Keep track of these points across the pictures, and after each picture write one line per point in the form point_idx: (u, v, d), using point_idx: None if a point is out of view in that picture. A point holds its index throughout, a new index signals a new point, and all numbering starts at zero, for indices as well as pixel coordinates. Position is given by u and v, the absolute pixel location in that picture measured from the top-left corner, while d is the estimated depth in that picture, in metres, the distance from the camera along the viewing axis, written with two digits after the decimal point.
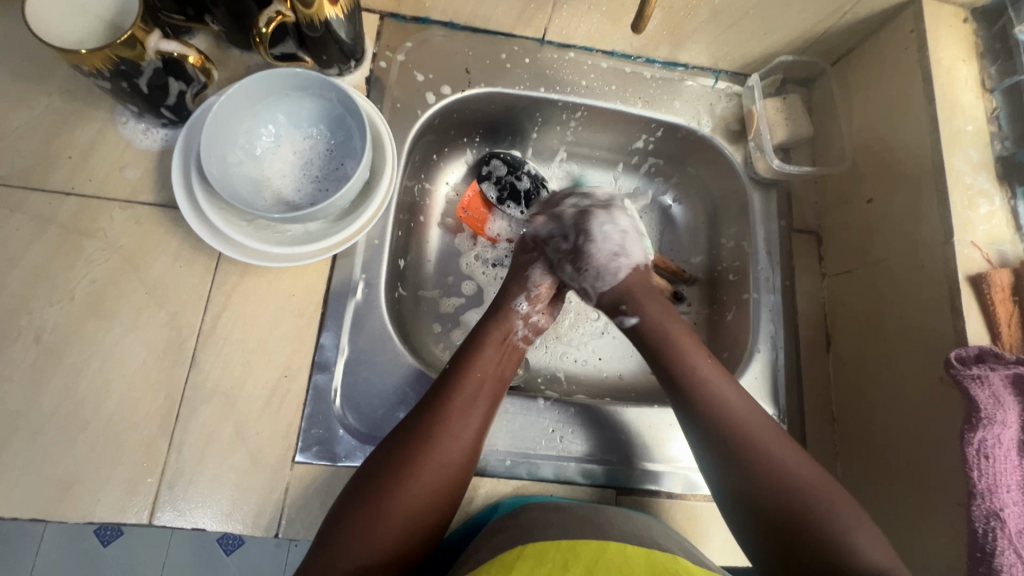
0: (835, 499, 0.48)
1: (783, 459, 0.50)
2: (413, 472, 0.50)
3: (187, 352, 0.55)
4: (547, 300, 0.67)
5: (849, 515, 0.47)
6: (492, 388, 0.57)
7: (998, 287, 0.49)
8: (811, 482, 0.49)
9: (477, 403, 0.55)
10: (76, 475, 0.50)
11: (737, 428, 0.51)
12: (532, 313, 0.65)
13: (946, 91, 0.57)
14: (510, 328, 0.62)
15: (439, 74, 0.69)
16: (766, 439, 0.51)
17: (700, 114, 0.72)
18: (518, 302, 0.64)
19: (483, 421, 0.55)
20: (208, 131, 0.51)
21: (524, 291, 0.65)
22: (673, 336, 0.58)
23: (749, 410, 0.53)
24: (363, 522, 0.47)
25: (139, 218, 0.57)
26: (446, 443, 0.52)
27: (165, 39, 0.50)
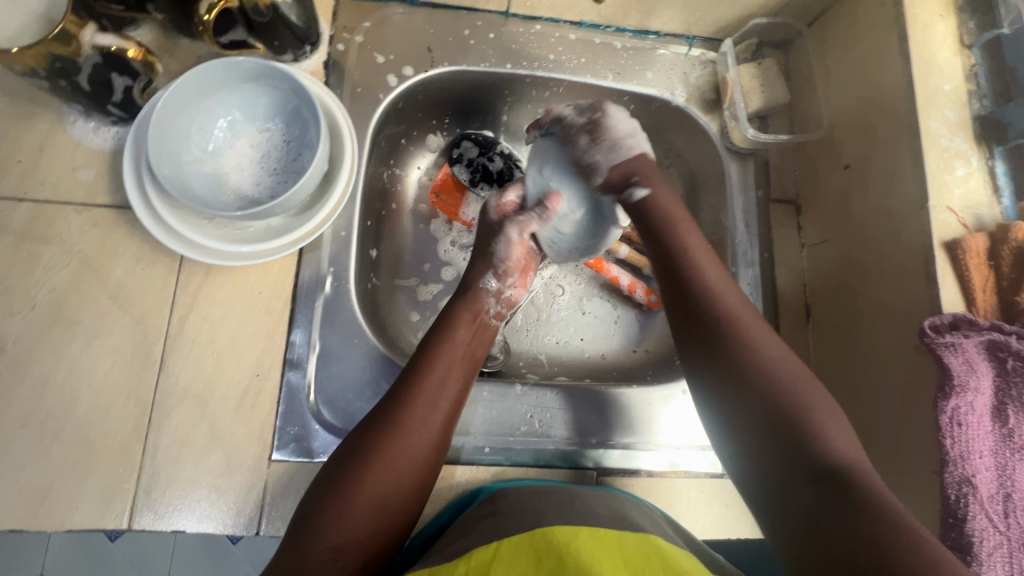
0: (831, 427, 0.46)
1: (782, 368, 0.48)
2: (383, 456, 0.49)
3: (156, 356, 0.54)
4: (518, 270, 0.63)
5: (836, 434, 0.45)
6: (461, 369, 0.56)
7: (972, 252, 0.48)
8: (809, 400, 0.47)
9: (447, 385, 0.54)
10: (51, 483, 0.50)
11: (759, 360, 0.49)
12: (504, 289, 0.63)
13: (921, 48, 0.54)
14: (481, 306, 0.61)
15: (400, 55, 0.66)
16: (767, 354, 0.49)
17: (673, 84, 0.70)
18: (485, 280, 0.62)
19: (454, 403, 0.54)
20: (157, 127, 0.50)
21: (491, 266, 0.62)
22: (697, 257, 0.56)
23: (770, 343, 0.50)
24: (333, 506, 0.46)
25: (96, 221, 0.56)
26: (415, 427, 0.51)
27: (101, 32, 0.48)
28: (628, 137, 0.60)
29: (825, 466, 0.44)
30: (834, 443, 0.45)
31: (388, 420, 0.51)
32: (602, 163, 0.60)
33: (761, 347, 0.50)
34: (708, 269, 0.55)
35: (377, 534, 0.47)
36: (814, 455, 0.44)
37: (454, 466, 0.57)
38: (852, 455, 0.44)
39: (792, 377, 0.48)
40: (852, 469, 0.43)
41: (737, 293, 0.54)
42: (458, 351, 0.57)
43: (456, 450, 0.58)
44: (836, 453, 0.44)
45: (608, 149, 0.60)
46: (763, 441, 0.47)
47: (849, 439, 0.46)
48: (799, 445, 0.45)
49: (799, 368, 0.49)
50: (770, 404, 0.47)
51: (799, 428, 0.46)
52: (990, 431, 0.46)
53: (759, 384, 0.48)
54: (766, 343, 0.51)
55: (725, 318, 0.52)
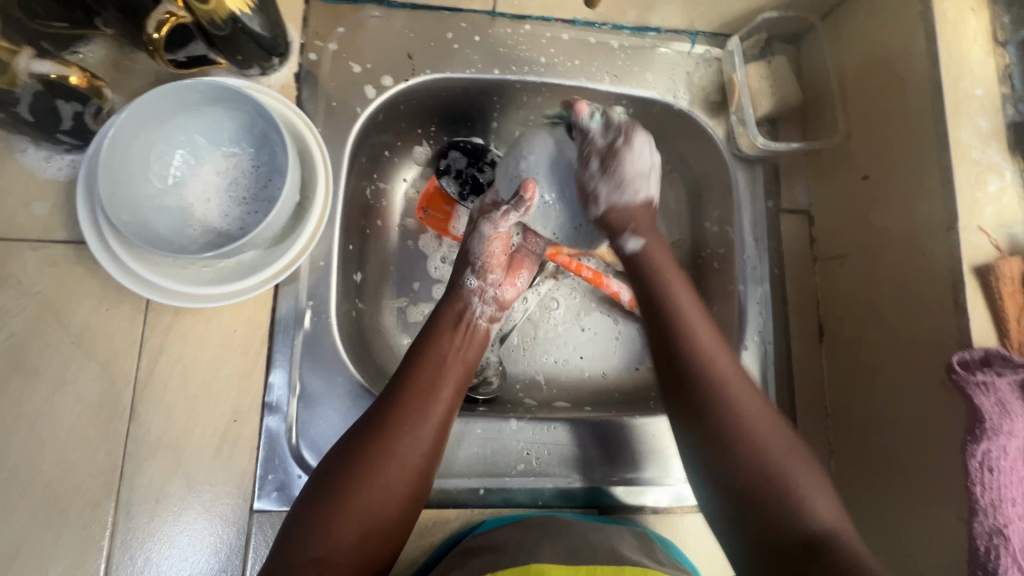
0: (812, 496, 0.45)
1: (767, 443, 0.47)
2: (369, 467, 0.45)
3: (125, 404, 0.50)
4: (500, 267, 0.62)
5: (820, 502, 0.45)
6: (450, 371, 0.53)
7: (1007, 279, 0.44)
8: (792, 475, 0.45)
9: (437, 389, 0.51)
10: (19, 545, 0.47)
11: (747, 433, 0.47)
12: (487, 287, 0.61)
13: (951, 48, 0.49)
14: (464, 305, 0.59)
15: (378, 63, 0.61)
16: (759, 438, 0.47)
17: (676, 85, 0.65)
18: (466, 280, 0.60)
19: (444, 408, 0.50)
20: (109, 162, 0.45)
21: (469, 265, 0.61)
22: (676, 296, 0.54)
23: (741, 390, 0.49)
24: (317, 520, 0.43)
25: (54, 259, 0.51)
26: (403, 435, 0.47)
27: (37, 57, 0.44)
28: (641, 178, 0.60)
29: (812, 535, 0.43)
30: (819, 511, 0.44)
31: (372, 430, 0.47)
32: (605, 195, 0.60)
33: (739, 398, 0.49)
34: (695, 324, 0.52)
35: (365, 549, 0.44)
36: (797, 526, 0.44)
37: (445, 509, 0.54)
38: (776, 454, 0.46)
39: (779, 453, 0.46)
40: (837, 540, 0.42)
41: (705, 320, 0.53)
42: (447, 355, 0.54)
43: (448, 494, 0.54)
44: (822, 522, 0.44)
45: (614, 187, 0.60)
46: (723, 485, 0.47)
47: (833, 505, 0.45)
48: (785, 519, 0.44)
49: (769, 414, 0.49)
50: (750, 479, 0.46)
51: (779, 502, 0.45)
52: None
53: (746, 463, 0.46)
54: (739, 390, 0.49)
55: (703, 369, 0.50)
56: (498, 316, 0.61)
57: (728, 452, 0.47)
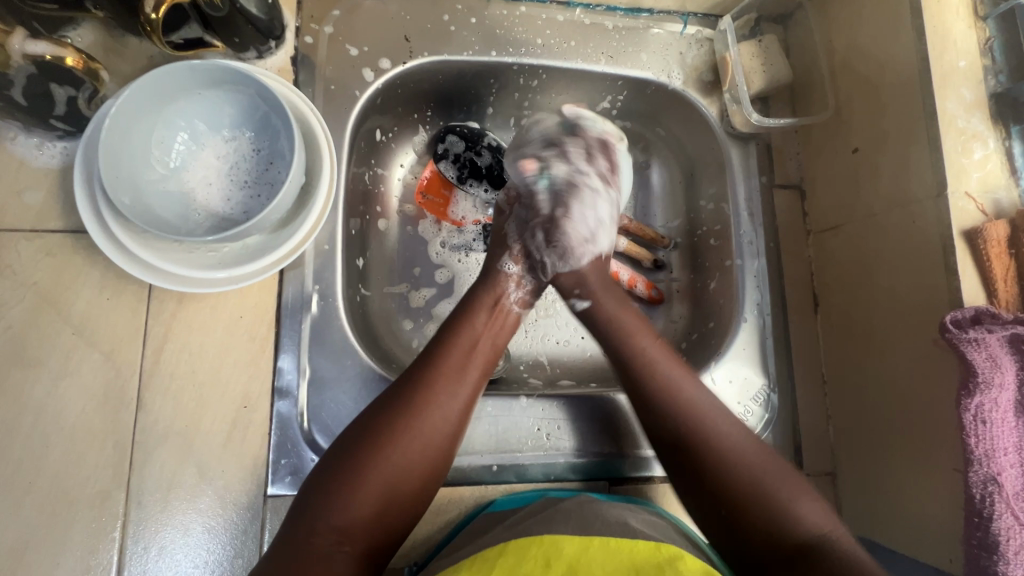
0: (798, 500, 0.45)
1: (748, 459, 0.47)
2: (397, 440, 0.46)
3: (131, 394, 0.49)
4: (537, 255, 0.61)
5: (806, 505, 0.45)
6: (480, 352, 0.53)
7: (994, 241, 0.46)
8: (773, 478, 0.46)
9: (468, 369, 0.51)
10: (28, 539, 0.46)
11: (714, 450, 0.47)
12: (524, 274, 0.60)
13: (936, 21, 0.51)
14: (502, 291, 0.58)
15: (375, 46, 0.60)
16: (731, 444, 0.48)
17: (669, 65, 0.66)
18: (503, 264, 0.59)
19: (473, 389, 0.51)
20: (109, 145, 0.44)
21: (508, 250, 0.60)
22: (638, 347, 0.53)
23: (727, 426, 0.49)
24: (340, 489, 0.44)
25: (50, 248, 0.50)
26: (433, 410, 0.48)
27: (31, 38, 0.42)
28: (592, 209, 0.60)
29: (802, 541, 0.43)
30: (803, 514, 0.44)
31: (403, 403, 0.47)
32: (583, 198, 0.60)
33: (715, 424, 0.49)
34: (669, 372, 0.51)
35: (384, 518, 0.45)
36: (788, 533, 0.43)
37: (459, 485, 0.55)
38: (761, 468, 0.47)
39: (756, 463, 0.47)
40: (830, 544, 0.42)
41: (668, 353, 0.53)
42: (478, 338, 0.54)
43: (462, 472, 0.55)
44: (810, 525, 0.44)
45: (608, 172, 0.63)
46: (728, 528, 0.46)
47: (823, 512, 0.45)
48: (766, 523, 0.44)
49: (757, 444, 0.48)
50: (727, 486, 0.46)
51: (768, 513, 0.44)
52: (1013, 426, 0.45)
53: (730, 486, 0.46)
54: (714, 414, 0.49)
55: (673, 403, 0.50)
56: (530, 301, 0.60)
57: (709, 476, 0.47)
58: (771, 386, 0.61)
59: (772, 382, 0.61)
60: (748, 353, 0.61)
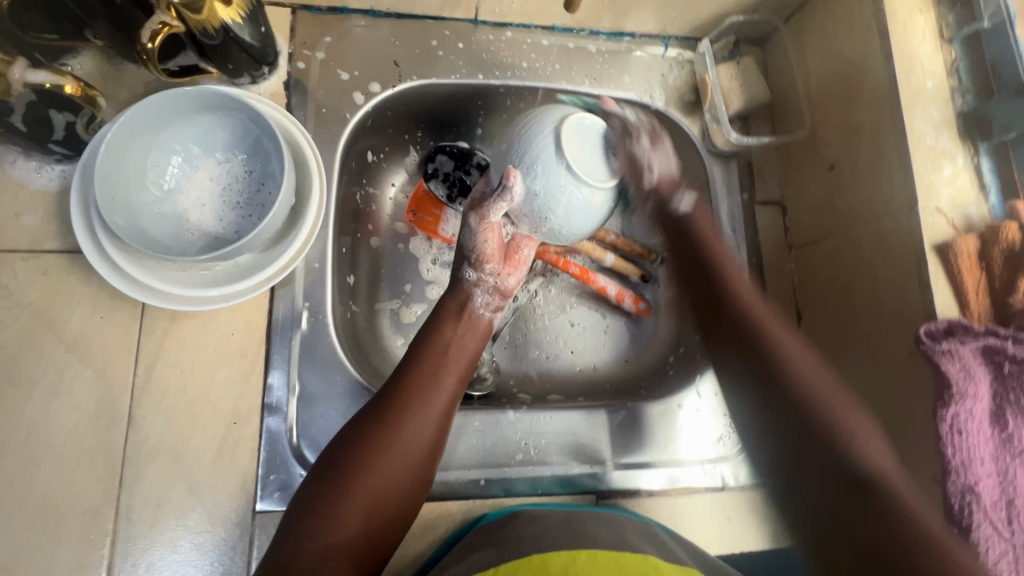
0: (864, 440, 0.45)
1: (828, 400, 0.46)
2: (376, 452, 0.47)
3: (122, 411, 0.50)
4: (500, 258, 0.58)
5: (871, 445, 0.44)
6: (454, 360, 0.54)
7: (964, 254, 0.48)
8: (841, 411, 0.46)
9: (442, 376, 0.52)
10: (17, 557, 0.46)
11: (790, 369, 0.48)
12: (486, 277, 0.58)
13: (903, 44, 0.53)
14: (467, 297, 0.58)
15: (365, 70, 0.62)
16: (797, 369, 0.48)
17: (652, 87, 0.68)
18: (464, 272, 0.59)
19: (448, 396, 0.52)
20: (104, 171, 0.46)
21: (466, 257, 0.58)
22: (709, 239, 0.57)
23: (792, 346, 0.49)
24: (325, 507, 0.44)
25: (46, 268, 0.51)
26: (410, 420, 0.49)
27: (31, 67, 0.44)
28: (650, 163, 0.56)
29: (862, 475, 0.43)
30: (866, 451, 0.44)
31: (381, 417, 0.48)
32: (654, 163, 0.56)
33: (786, 350, 0.49)
34: (755, 303, 0.53)
35: (371, 534, 0.45)
36: (844, 471, 0.43)
37: (447, 500, 0.55)
38: (828, 398, 0.46)
39: (826, 392, 0.47)
40: (883, 487, 0.42)
41: (755, 288, 0.55)
42: (451, 346, 0.55)
43: (448, 487, 0.55)
44: (873, 462, 0.44)
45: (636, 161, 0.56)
46: (798, 425, 0.46)
47: (884, 451, 0.45)
48: (831, 456, 0.44)
49: (826, 375, 0.48)
50: (808, 422, 0.46)
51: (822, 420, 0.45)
52: (988, 436, 0.45)
53: (809, 403, 0.46)
54: (800, 355, 0.49)
55: (780, 361, 0.49)
56: (501, 305, 0.60)
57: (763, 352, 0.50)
58: None
59: None
60: None
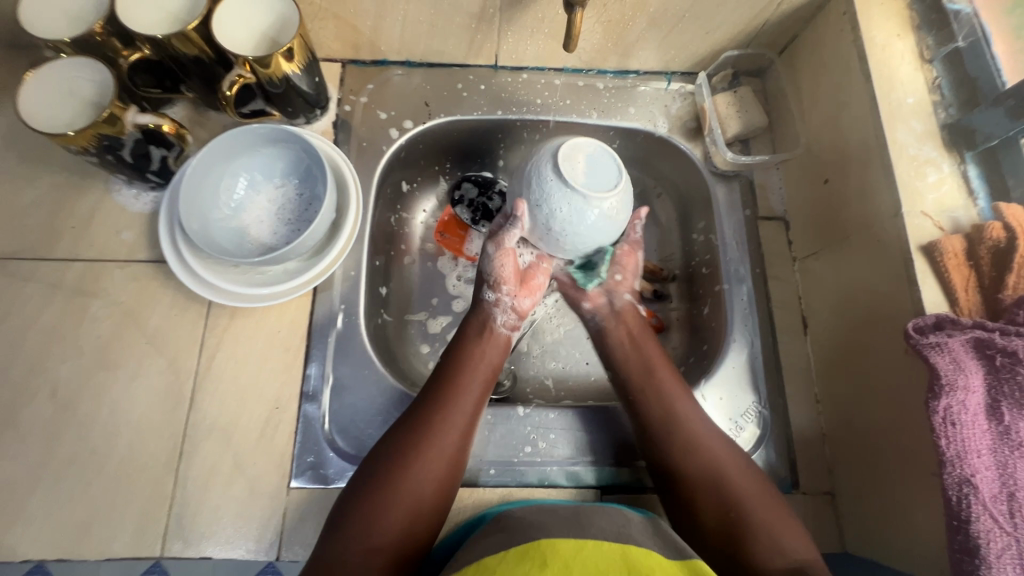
0: (780, 530, 0.51)
1: (739, 487, 0.53)
2: (417, 457, 0.52)
3: (186, 394, 0.59)
4: (515, 280, 0.63)
5: (790, 536, 0.50)
6: (478, 370, 0.59)
7: (951, 253, 0.50)
8: (761, 505, 0.52)
9: (471, 385, 0.57)
10: (94, 514, 0.55)
11: (730, 488, 0.53)
12: (502, 298, 0.63)
13: (881, 66, 0.58)
14: (487, 315, 0.63)
15: (400, 111, 0.73)
16: (721, 459, 0.55)
17: (655, 116, 0.75)
18: (484, 293, 0.64)
19: (476, 403, 0.57)
20: (188, 190, 0.57)
21: (485, 280, 0.64)
22: (660, 380, 0.60)
23: (740, 473, 0.54)
24: (368, 511, 0.49)
25: (137, 274, 0.62)
26: (443, 426, 0.54)
27: (141, 112, 0.56)
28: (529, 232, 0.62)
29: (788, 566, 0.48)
30: (789, 545, 0.49)
31: (414, 427, 0.53)
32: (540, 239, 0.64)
33: (715, 450, 0.55)
34: (687, 417, 0.57)
35: (410, 535, 0.50)
36: (781, 556, 0.49)
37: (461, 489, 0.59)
38: (727, 468, 0.54)
39: (742, 484, 0.53)
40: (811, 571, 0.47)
41: (675, 379, 0.60)
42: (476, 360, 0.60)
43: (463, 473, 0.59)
44: (793, 552, 0.49)
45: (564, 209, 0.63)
46: (701, 494, 0.54)
47: (803, 539, 0.50)
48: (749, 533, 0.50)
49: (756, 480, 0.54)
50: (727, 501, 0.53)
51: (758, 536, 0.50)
52: (985, 429, 0.46)
53: (717, 477, 0.54)
54: (718, 448, 0.55)
55: (700, 463, 0.55)
56: (518, 325, 0.64)
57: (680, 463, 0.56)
58: (762, 404, 0.63)
59: (762, 400, 0.63)
60: (738, 372, 0.64)
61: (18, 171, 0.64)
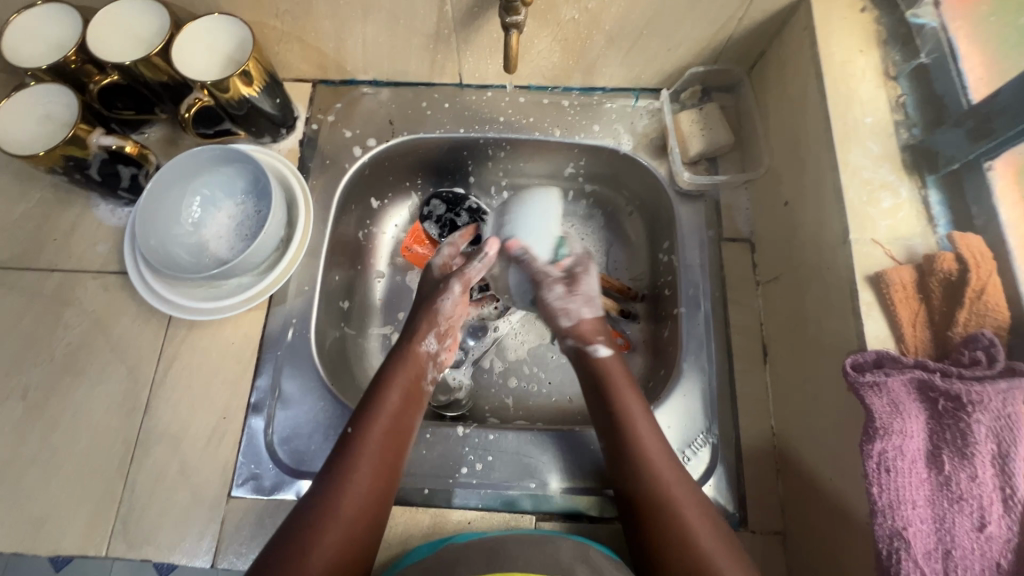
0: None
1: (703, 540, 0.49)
2: (331, 502, 0.51)
3: (142, 401, 0.62)
4: (451, 335, 0.69)
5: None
6: (397, 424, 0.57)
7: (898, 285, 0.46)
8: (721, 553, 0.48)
9: (388, 441, 0.56)
10: (50, 512, 0.58)
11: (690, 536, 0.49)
12: (440, 351, 0.67)
13: (839, 84, 0.55)
14: (416, 370, 0.63)
15: (365, 129, 0.74)
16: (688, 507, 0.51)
17: (620, 134, 0.73)
18: (426, 341, 0.66)
19: (392, 459, 0.55)
20: (145, 210, 0.60)
21: (433, 326, 0.67)
22: (629, 421, 0.56)
23: (699, 521, 0.50)
24: (292, 554, 0.48)
25: (107, 285, 0.66)
26: (353, 485, 0.52)
27: (105, 134, 0.60)
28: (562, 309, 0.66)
29: None
30: None
31: (338, 468, 0.53)
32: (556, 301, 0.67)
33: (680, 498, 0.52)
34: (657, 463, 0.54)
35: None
36: None
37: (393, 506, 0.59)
38: (693, 519, 0.50)
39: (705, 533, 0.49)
40: None
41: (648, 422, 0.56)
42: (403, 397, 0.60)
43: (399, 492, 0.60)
44: None
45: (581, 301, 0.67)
46: (674, 544, 0.49)
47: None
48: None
49: (718, 531, 0.50)
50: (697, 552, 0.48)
51: None
52: (922, 478, 0.42)
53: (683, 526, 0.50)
54: (686, 498, 0.52)
55: (669, 514, 0.51)
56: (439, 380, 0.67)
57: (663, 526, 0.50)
58: (711, 435, 0.60)
59: (713, 430, 0.61)
60: (689, 401, 0.62)
61: (11, 187, 0.70)
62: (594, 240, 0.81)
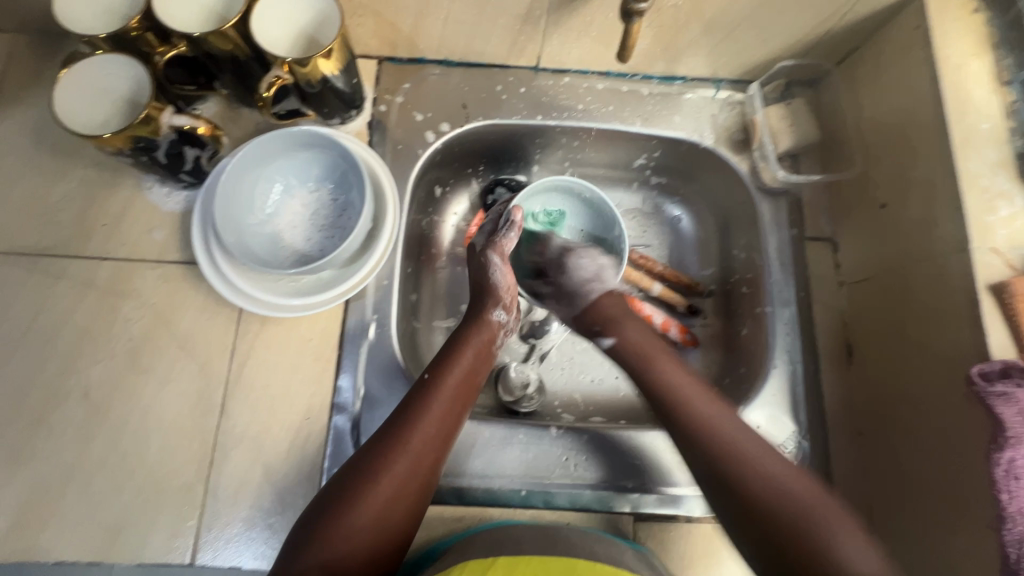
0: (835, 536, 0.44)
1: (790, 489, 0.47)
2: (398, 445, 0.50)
3: (216, 401, 0.58)
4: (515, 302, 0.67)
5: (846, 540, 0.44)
6: (468, 378, 0.57)
7: (1022, 295, 0.46)
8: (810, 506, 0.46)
9: (451, 402, 0.54)
10: (126, 519, 0.55)
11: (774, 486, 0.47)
12: (509, 322, 0.65)
13: (954, 89, 0.54)
14: (490, 335, 0.62)
15: (437, 113, 0.70)
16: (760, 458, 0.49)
17: (701, 126, 0.71)
18: (496, 313, 0.64)
19: (455, 419, 0.54)
20: (223, 197, 0.55)
21: (500, 301, 0.64)
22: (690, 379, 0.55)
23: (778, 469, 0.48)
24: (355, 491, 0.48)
25: (167, 276, 0.61)
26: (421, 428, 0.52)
27: (178, 113, 0.55)
28: (592, 279, 0.69)
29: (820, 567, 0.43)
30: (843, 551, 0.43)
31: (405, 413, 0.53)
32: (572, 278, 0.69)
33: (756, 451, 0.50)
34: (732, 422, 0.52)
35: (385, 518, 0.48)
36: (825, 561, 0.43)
37: (490, 506, 0.58)
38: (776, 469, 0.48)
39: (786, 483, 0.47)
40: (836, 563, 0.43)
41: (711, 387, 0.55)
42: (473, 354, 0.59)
43: (493, 493, 0.59)
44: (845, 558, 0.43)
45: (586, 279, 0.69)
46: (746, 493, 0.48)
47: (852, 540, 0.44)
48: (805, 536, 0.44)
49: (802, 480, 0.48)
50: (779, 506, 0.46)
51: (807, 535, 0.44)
52: None
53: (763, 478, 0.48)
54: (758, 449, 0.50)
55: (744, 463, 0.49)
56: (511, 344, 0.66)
57: (774, 536, 0.45)
58: (801, 434, 0.61)
59: (802, 430, 0.61)
60: (778, 401, 0.62)
61: (49, 165, 0.63)
62: (659, 235, 0.79)
